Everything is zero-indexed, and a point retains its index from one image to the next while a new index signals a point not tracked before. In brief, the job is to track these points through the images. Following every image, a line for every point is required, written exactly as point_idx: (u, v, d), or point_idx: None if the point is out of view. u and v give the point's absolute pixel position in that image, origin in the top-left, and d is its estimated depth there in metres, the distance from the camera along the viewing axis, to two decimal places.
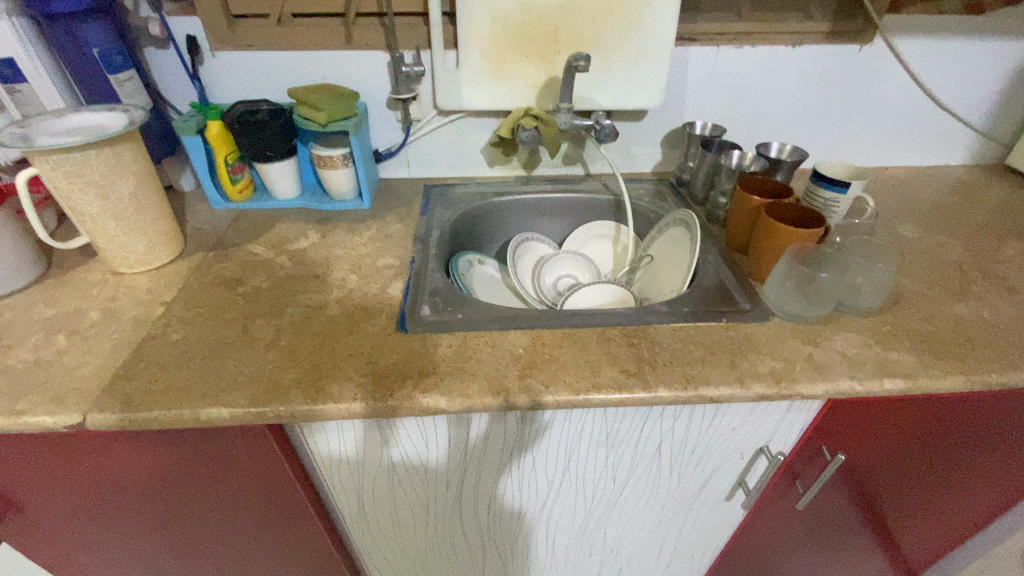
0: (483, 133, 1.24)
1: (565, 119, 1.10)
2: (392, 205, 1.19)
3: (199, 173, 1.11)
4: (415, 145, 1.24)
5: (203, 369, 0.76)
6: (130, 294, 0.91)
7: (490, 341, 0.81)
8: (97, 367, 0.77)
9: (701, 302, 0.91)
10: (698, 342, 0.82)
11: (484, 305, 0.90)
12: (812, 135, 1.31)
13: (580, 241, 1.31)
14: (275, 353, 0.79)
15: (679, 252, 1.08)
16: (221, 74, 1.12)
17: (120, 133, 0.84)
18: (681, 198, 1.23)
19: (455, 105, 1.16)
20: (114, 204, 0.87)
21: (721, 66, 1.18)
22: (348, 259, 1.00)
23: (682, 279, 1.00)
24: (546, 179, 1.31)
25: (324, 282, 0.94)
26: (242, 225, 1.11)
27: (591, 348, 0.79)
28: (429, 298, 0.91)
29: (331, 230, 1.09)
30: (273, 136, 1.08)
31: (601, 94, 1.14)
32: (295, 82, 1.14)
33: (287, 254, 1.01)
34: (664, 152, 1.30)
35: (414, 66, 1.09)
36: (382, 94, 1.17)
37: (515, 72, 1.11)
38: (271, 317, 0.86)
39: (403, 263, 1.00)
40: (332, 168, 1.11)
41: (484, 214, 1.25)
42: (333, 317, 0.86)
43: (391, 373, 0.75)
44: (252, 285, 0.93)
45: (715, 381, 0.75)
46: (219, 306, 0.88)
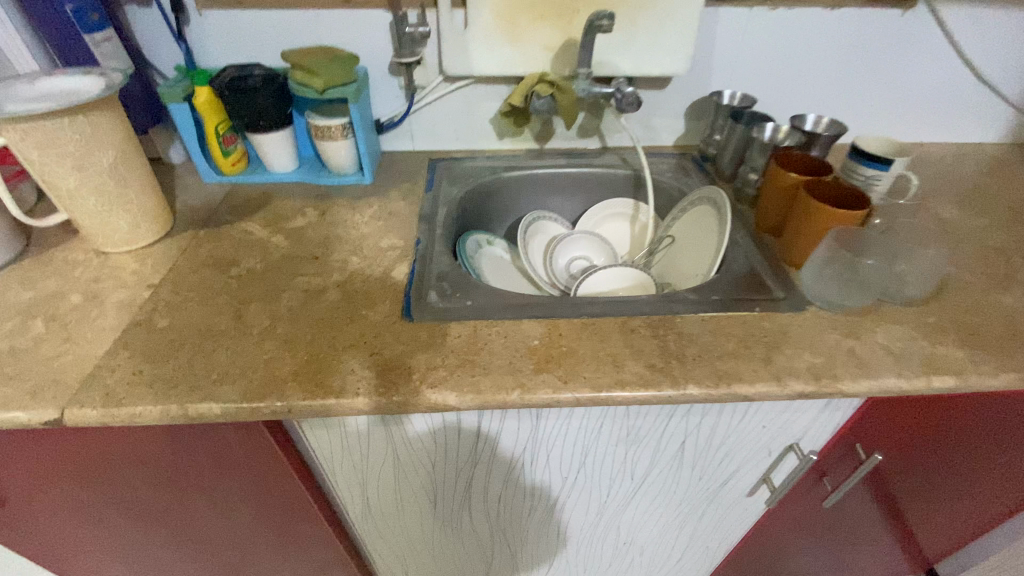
0: (493, 102, 1.15)
1: (583, 86, 1.02)
2: (395, 179, 1.11)
3: (188, 144, 1.03)
4: (419, 115, 1.16)
5: (192, 360, 0.70)
6: (116, 276, 0.85)
7: (502, 331, 0.75)
8: (80, 357, 0.72)
9: (731, 289, 0.84)
10: (729, 334, 0.75)
11: (494, 291, 0.83)
12: (847, 109, 1.20)
13: (595, 220, 1.24)
14: (271, 343, 0.72)
15: (707, 234, 1.00)
16: (210, 35, 1.03)
17: (94, 98, 0.76)
18: (706, 174, 1.14)
19: (463, 70, 1.06)
20: (92, 177, 0.80)
21: (753, 30, 1.08)
22: (349, 239, 0.93)
23: (710, 263, 0.93)
24: (559, 153, 1.22)
25: (323, 264, 0.87)
26: (236, 201, 1.04)
27: (613, 340, 0.73)
28: (436, 283, 0.84)
29: (331, 207, 1.02)
30: (267, 103, 1.00)
31: (623, 59, 1.04)
32: (290, 44, 1.05)
33: (283, 233, 0.95)
34: (687, 125, 1.21)
35: (419, 27, 1.00)
36: (383, 58, 1.07)
37: (529, 34, 1.02)
38: (266, 302, 0.79)
39: (408, 243, 0.93)
40: (330, 139, 1.03)
41: (494, 190, 1.17)
42: (333, 303, 0.79)
43: (395, 366, 0.69)
44: (246, 266, 0.86)
45: (748, 377, 0.69)
46: (210, 290, 0.81)
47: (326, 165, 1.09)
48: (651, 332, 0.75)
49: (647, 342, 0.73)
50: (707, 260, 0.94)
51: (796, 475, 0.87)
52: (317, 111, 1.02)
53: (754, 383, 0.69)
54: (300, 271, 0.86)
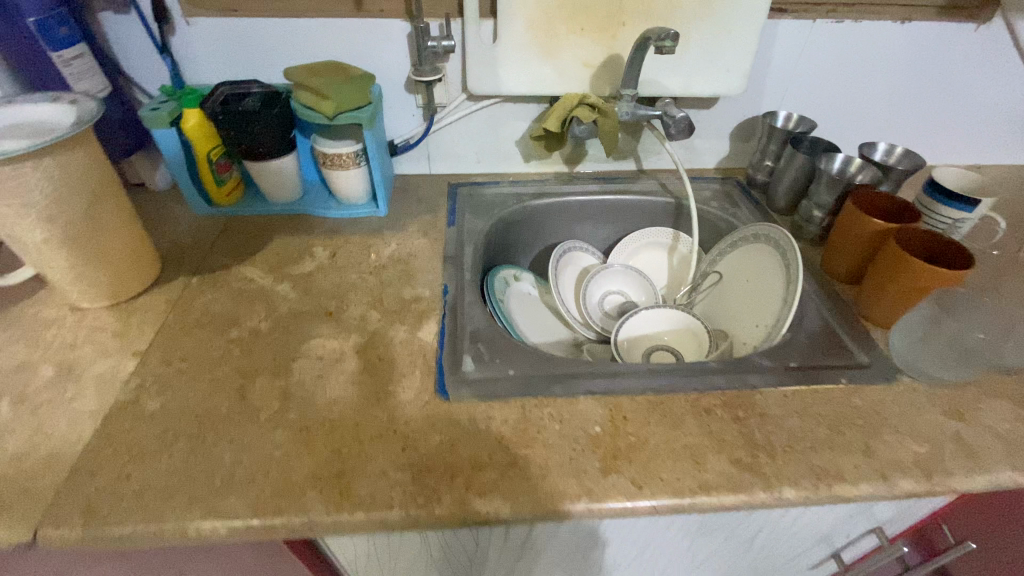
0: (520, 122, 1.03)
1: (626, 109, 0.90)
2: (412, 210, 0.99)
3: (177, 173, 0.90)
4: (438, 135, 1.03)
5: (190, 458, 0.59)
6: (96, 339, 0.73)
7: (557, 413, 0.64)
8: (54, 453, 0.60)
9: (808, 353, 0.74)
10: (816, 414, 0.65)
11: (539, 356, 0.72)
12: (908, 134, 1.08)
13: (629, 249, 1.12)
14: (283, 433, 0.61)
15: (767, 277, 0.89)
16: (199, 47, 0.90)
17: (62, 136, 0.63)
18: (756, 204, 1.03)
19: (490, 88, 0.94)
20: (62, 229, 0.67)
21: (813, 46, 0.95)
22: (365, 288, 0.81)
23: (776, 315, 0.82)
24: (591, 177, 1.10)
25: (338, 322, 0.75)
26: (233, 238, 0.91)
27: (687, 426, 0.63)
28: (472, 346, 0.73)
29: (342, 246, 0.89)
30: (267, 128, 0.87)
31: (671, 77, 0.92)
32: (292, 57, 0.92)
33: (290, 280, 0.82)
34: (733, 146, 1.09)
35: (443, 41, 0.87)
36: (399, 73, 0.94)
37: (567, 49, 0.90)
38: (274, 376, 0.68)
39: (434, 292, 0.81)
40: (341, 168, 0.90)
41: (521, 220, 1.05)
42: (354, 376, 0.68)
43: (435, 467, 0.58)
44: (249, 326, 0.74)
45: (848, 474, 0.59)
46: (208, 359, 0.69)
47: (335, 195, 0.96)
48: (728, 414, 0.65)
49: (726, 428, 0.63)
50: (773, 311, 0.83)
51: (876, 557, 0.78)
52: (325, 135, 0.89)
53: (855, 482, 0.59)
54: (312, 332, 0.74)
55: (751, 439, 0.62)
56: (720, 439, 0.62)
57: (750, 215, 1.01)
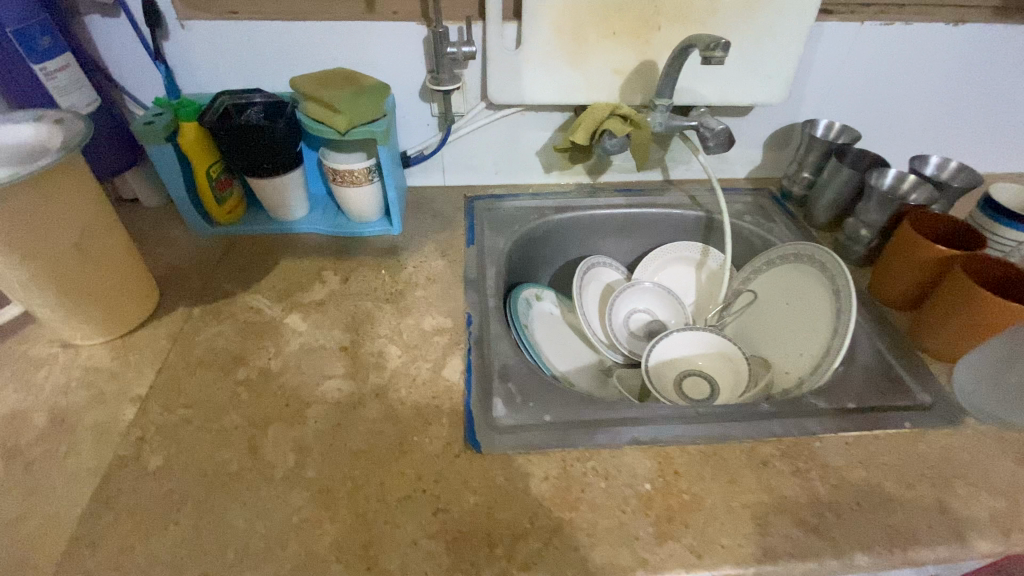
0: (542, 131, 0.96)
1: (659, 119, 0.84)
2: (428, 227, 0.93)
3: (173, 192, 0.83)
4: (454, 146, 0.96)
5: (199, 526, 0.53)
6: (91, 382, 0.67)
7: (601, 468, 0.58)
8: (48, 520, 0.54)
9: (865, 392, 0.68)
10: (881, 465, 0.60)
11: (575, 397, 0.66)
12: (954, 142, 1.01)
13: (655, 264, 1.06)
14: (301, 495, 0.55)
15: (812, 302, 0.83)
16: (196, 53, 0.82)
17: (47, 164, 0.56)
18: (793, 219, 0.97)
19: (512, 96, 0.87)
20: (50, 266, 0.61)
21: (858, 50, 0.88)
22: (382, 318, 0.75)
23: (826, 347, 0.76)
24: (616, 188, 1.04)
25: (355, 359, 0.69)
26: (236, 260, 0.84)
27: (744, 481, 0.58)
28: (502, 387, 0.67)
29: (355, 269, 0.83)
30: (271, 142, 0.80)
31: (708, 85, 0.86)
32: (298, 64, 0.85)
33: (299, 310, 0.76)
34: (766, 155, 1.03)
35: (463, 46, 0.80)
36: (414, 81, 0.87)
37: (598, 55, 0.83)
38: (288, 425, 0.62)
39: (457, 322, 0.75)
40: (352, 185, 0.83)
41: (542, 235, 0.99)
42: (375, 424, 0.62)
43: (472, 534, 0.52)
44: (258, 365, 0.68)
45: (922, 536, 0.54)
46: (215, 406, 0.63)
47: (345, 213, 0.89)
48: (785, 465, 0.59)
49: (785, 483, 0.58)
50: (822, 342, 0.78)
51: None
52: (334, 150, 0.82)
53: (930, 544, 0.54)
54: (328, 370, 0.67)
55: (813, 496, 0.57)
56: (779, 496, 0.57)
57: (787, 231, 0.95)
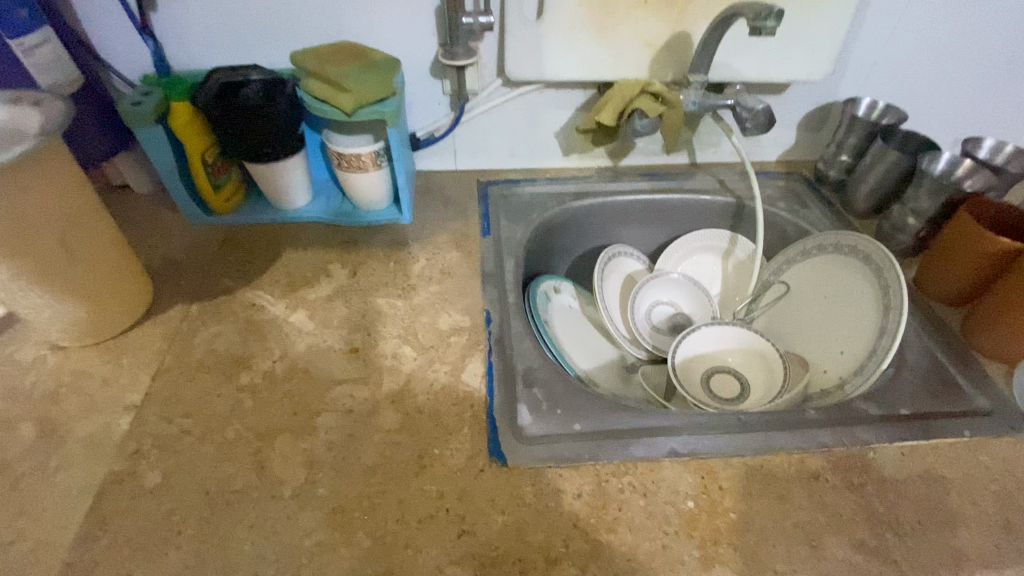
0: (562, 111, 0.89)
1: (694, 98, 0.78)
2: (440, 216, 0.86)
3: (165, 179, 0.77)
4: (467, 127, 0.89)
5: (203, 552, 0.49)
6: (83, 388, 0.62)
7: (639, 485, 0.53)
8: (40, 545, 0.50)
9: (918, 396, 0.63)
10: (941, 479, 0.55)
11: (606, 404, 0.61)
12: (1004, 123, 0.94)
13: (678, 253, 1.00)
14: (313, 516, 0.51)
15: (854, 297, 0.78)
16: (186, 26, 0.75)
17: (23, 153, 0.50)
18: (829, 206, 0.91)
19: (531, 73, 0.80)
20: (32, 265, 0.55)
21: (910, 21, 0.81)
22: (395, 316, 0.69)
23: (872, 346, 0.71)
24: (639, 173, 0.98)
25: (366, 361, 0.64)
26: (235, 252, 0.78)
27: (795, 499, 0.53)
28: (527, 392, 0.62)
29: (364, 262, 0.77)
30: (270, 122, 0.73)
31: (745, 60, 0.79)
32: (299, 37, 0.78)
33: (305, 307, 0.70)
34: (801, 137, 0.96)
35: (480, 16, 0.72)
36: (425, 55, 0.80)
37: (627, 26, 0.76)
38: (296, 436, 0.57)
39: (475, 320, 0.69)
40: (359, 170, 0.77)
41: (561, 224, 0.93)
42: (391, 434, 0.57)
43: (502, 560, 0.48)
44: (262, 369, 0.63)
45: (991, 560, 0.50)
46: (216, 416, 0.59)
47: (352, 200, 0.83)
48: (837, 479, 0.55)
49: (839, 500, 0.53)
50: (867, 341, 0.72)
51: None
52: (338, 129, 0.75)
53: (1000, 568, 0.49)
54: (338, 375, 0.62)
55: (870, 514, 0.52)
56: (834, 514, 0.52)
57: (824, 219, 0.89)
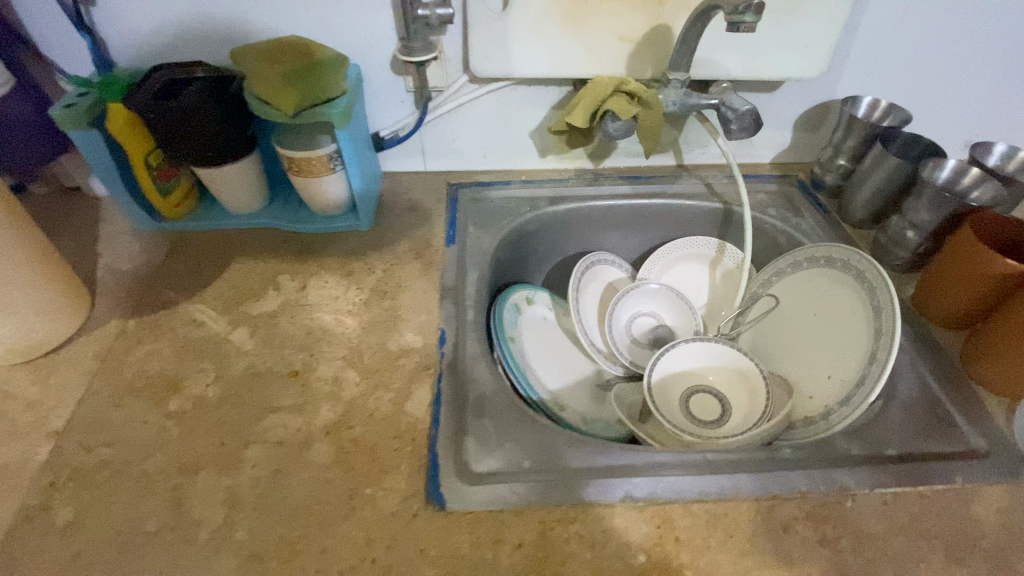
0: (536, 110, 0.83)
1: (673, 98, 0.71)
2: (403, 222, 0.81)
3: (108, 184, 0.72)
4: (434, 126, 0.84)
5: None
6: (5, 411, 0.58)
7: (587, 534, 0.49)
8: None
9: (906, 434, 0.58)
10: (925, 532, 0.50)
11: (561, 438, 0.56)
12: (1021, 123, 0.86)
13: (663, 261, 0.94)
14: (229, 563, 0.47)
15: (846, 316, 0.71)
16: (126, 19, 0.70)
17: None
18: (825, 214, 0.84)
19: (498, 69, 0.74)
20: None
21: (917, 12, 0.73)
22: (341, 335, 0.65)
23: (862, 373, 0.65)
24: (620, 175, 0.91)
25: (305, 386, 0.59)
26: (182, 261, 0.74)
27: (759, 554, 0.48)
28: (475, 423, 0.57)
29: (315, 273, 0.72)
30: (214, 126, 0.68)
31: (731, 56, 0.72)
32: (248, 30, 0.72)
33: (247, 324, 0.66)
34: (797, 137, 0.89)
35: (437, 8, 0.66)
36: (384, 50, 0.74)
37: (600, 18, 0.69)
38: (221, 471, 0.53)
39: (428, 340, 0.64)
40: (310, 175, 0.71)
41: (535, 230, 0.87)
42: (322, 471, 0.52)
43: None
44: (193, 394, 0.59)
45: None
46: (140, 446, 0.55)
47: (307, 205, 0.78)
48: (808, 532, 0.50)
49: (808, 556, 0.48)
50: (857, 367, 0.66)
51: None
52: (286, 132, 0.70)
53: None
54: (273, 401, 0.58)
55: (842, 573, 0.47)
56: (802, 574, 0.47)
57: (818, 228, 0.83)
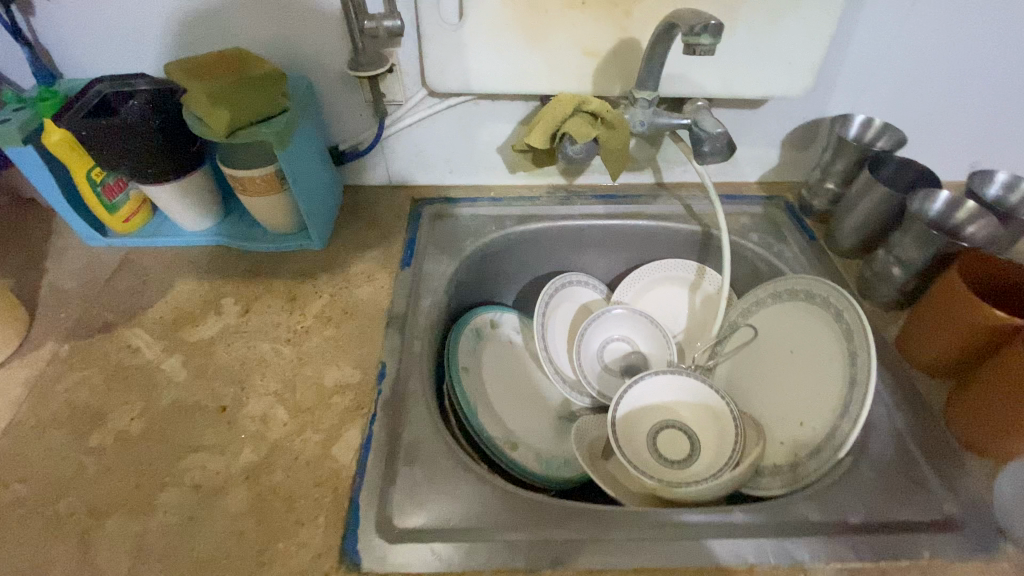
0: (502, 125, 0.78)
1: (641, 118, 0.66)
2: (359, 241, 0.78)
3: (49, 200, 0.69)
4: (395, 141, 0.80)
5: None
6: None
7: None
8: None
9: (873, 501, 0.54)
10: None
11: (495, 491, 0.53)
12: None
13: (639, 284, 0.89)
14: None
15: (822, 357, 0.66)
16: (68, 29, 0.67)
17: None
18: (811, 240, 0.78)
19: (456, 84, 0.70)
20: None
21: (912, 28, 0.68)
22: (277, 367, 0.62)
23: (833, 424, 0.60)
24: (594, 193, 0.86)
25: (231, 424, 0.56)
26: (126, 280, 0.72)
27: None
28: (405, 472, 0.53)
29: (260, 297, 0.69)
30: (153, 143, 0.65)
31: (706, 72, 0.66)
32: (194, 42, 0.69)
33: (182, 351, 0.63)
34: (783, 157, 0.83)
35: (385, 21, 0.62)
36: (337, 62, 0.71)
37: (563, 32, 0.64)
38: (131, 516, 0.50)
39: (366, 375, 0.61)
40: (255, 194, 0.68)
41: (501, 251, 0.83)
42: (236, 521, 0.50)
43: None
44: (115, 427, 0.56)
45: None
46: (51, 485, 0.52)
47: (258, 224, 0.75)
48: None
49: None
50: (829, 416, 0.61)
51: None
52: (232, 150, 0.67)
53: None
54: (196, 439, 0.55)
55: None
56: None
57: (801, 257, 0.77)
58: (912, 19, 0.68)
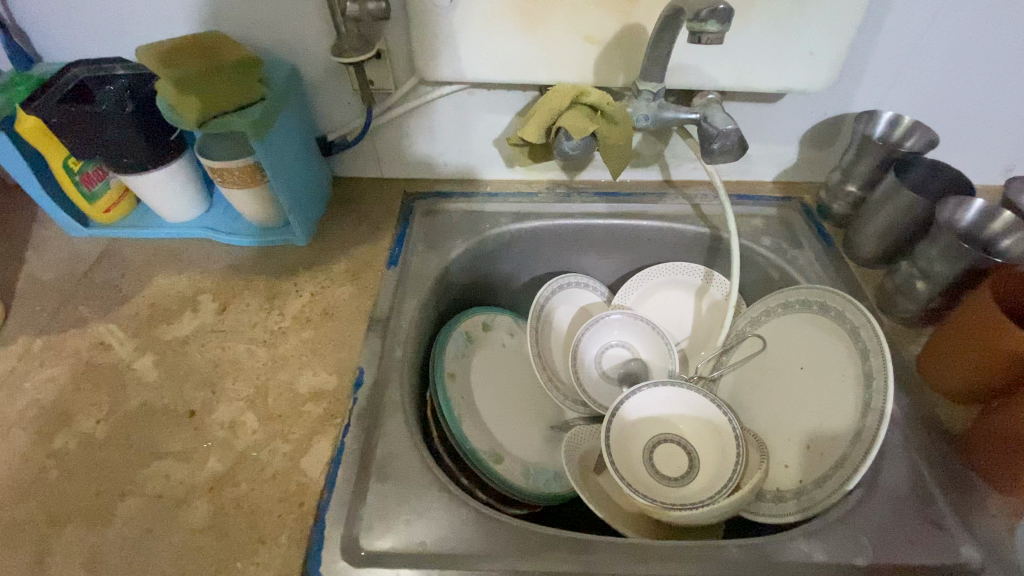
0: (498, 116, 0.74)
1: (644, 112, 0.60)
2: (346, 237, 0.74)
3: (27, 189, 0.67)
4: (386, 131, 0.76)
5: None
6: None
7: None
8: None
9: (882, 541, 0.50)
10: None
11: (472, 513, 0.50)
12: None
13: (641, 287, 0.84)
14: None
15: (834, 377, 0.61)
16: (42, 8, 0.64)
17: None
18: (828, 247, 0.73)
19: (448, 72, 0.65)
20: None
21: (951, 16, 0.62)
22: (251, 370, 0.59)
23: (843, 452, 0.55)
24: (597, 190, 0.81)
25: (198, 429, 0.54)
26: (106, 273, 0.69)
27: None
28: (377, 488, 0.51)
29: (239, 293, 0.66)
30: (126, 133, 0.62)
31: (717, 63, 0.61)
32: (173, 23, 0.65)
33: (155, 350, 0.61)
34: (802, 155, 0.77)
35: (368, 2, 0.57)
36: (323, 47, 0.67)
37: (561, 17, 0.59)
38: (88, 526, 0.48)
39: (343, 381, 0.58)
40: (236, 187, 0.65)
41: (496, 250, 0.79)
42: (195, 536, 0.47)
43: None
44: (81, 430, 0.54)
45: None
46: (11, 489, 0.50)
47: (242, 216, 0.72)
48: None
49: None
50: (840, 442, 0.57)
51: None
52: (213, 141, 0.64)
53: None
54: (162, 445, 0.53)
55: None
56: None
57: (817, 265, 0.71)
58: (951, 6, 0.61)
